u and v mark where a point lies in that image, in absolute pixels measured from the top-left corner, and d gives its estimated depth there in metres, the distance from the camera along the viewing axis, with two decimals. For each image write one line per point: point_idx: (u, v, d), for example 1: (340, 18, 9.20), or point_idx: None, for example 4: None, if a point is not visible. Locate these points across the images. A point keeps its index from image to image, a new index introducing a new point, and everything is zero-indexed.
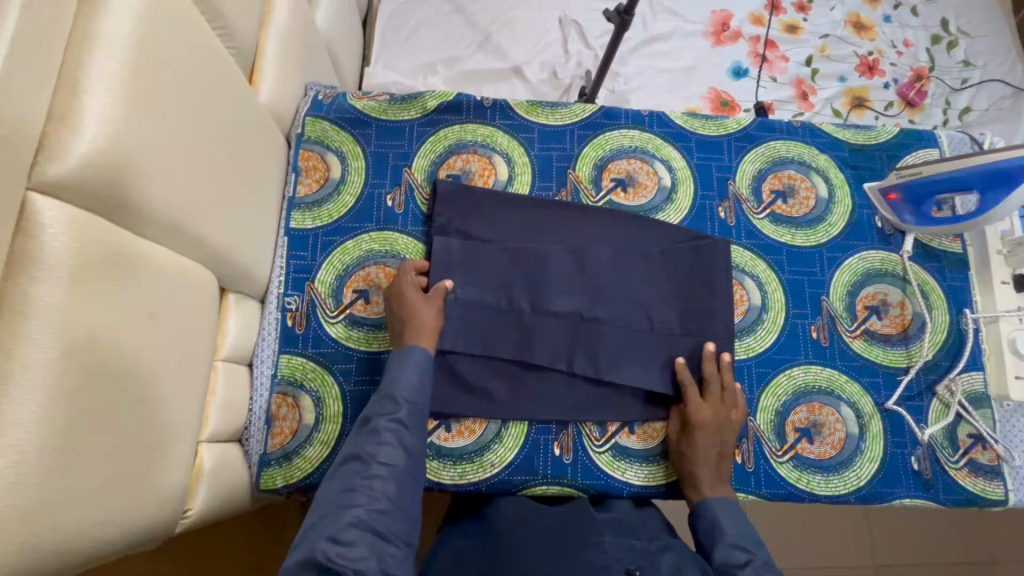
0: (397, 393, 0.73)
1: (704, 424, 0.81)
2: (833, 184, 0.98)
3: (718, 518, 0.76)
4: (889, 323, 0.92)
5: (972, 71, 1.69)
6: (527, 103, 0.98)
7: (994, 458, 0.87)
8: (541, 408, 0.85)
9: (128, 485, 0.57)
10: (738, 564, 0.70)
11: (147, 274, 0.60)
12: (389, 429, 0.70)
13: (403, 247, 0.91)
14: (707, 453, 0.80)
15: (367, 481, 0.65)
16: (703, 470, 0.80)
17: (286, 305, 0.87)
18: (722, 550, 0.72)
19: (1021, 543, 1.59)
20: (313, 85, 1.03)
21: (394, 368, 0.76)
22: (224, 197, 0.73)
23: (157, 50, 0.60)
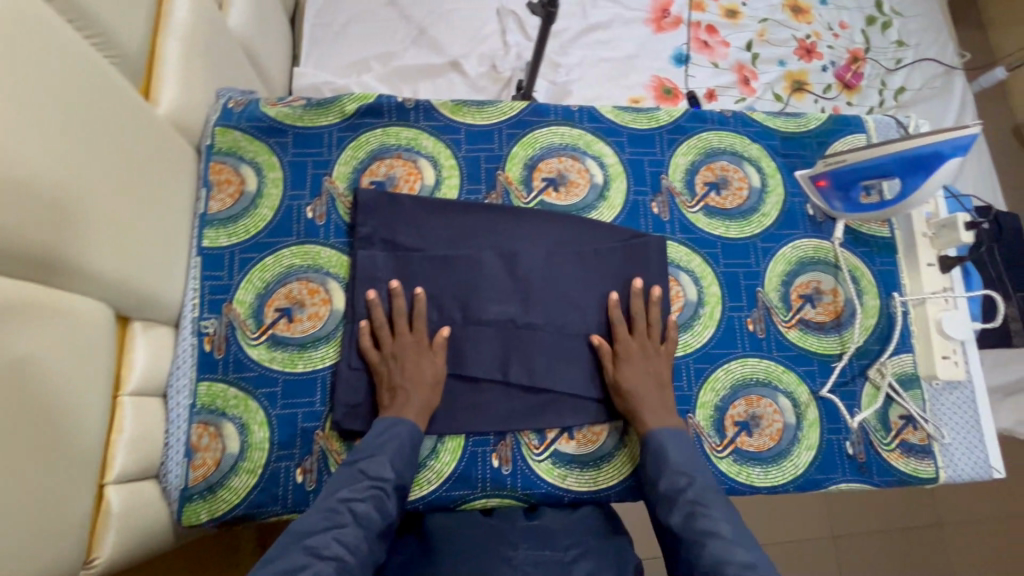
0: (391, 458, 0.73)
1: (633, 356, 0.83)
2: (765, 173, 0.98)
3: (665, 447, 0.78)
4: (823, 311, 0.93)
5: (906, 51, 1.72)
6: (452, 103, 0.95)
7: (925, 438, 0.90)
8: (477, 420, 0.83)
9: (20, 548, 0.52)
10: (682, 488, 0.74)
11: (24, 313, 0.54)
12: (374, 490, 0.70)
13: (326, 261, 0.87)
14: (641, 382, 0.82)
15: (339, 536, 0.64)
16: (643, 399, 0.81)
17: (202, 329, 0.82)
18: (667, 478, 0.75)
19: (963, 504, 1.68)
20: (226, 91, 0.95)
21: (387, 432, 0.75)
22: (119, 220, 0.68)
23: (12, 67, 0.55)
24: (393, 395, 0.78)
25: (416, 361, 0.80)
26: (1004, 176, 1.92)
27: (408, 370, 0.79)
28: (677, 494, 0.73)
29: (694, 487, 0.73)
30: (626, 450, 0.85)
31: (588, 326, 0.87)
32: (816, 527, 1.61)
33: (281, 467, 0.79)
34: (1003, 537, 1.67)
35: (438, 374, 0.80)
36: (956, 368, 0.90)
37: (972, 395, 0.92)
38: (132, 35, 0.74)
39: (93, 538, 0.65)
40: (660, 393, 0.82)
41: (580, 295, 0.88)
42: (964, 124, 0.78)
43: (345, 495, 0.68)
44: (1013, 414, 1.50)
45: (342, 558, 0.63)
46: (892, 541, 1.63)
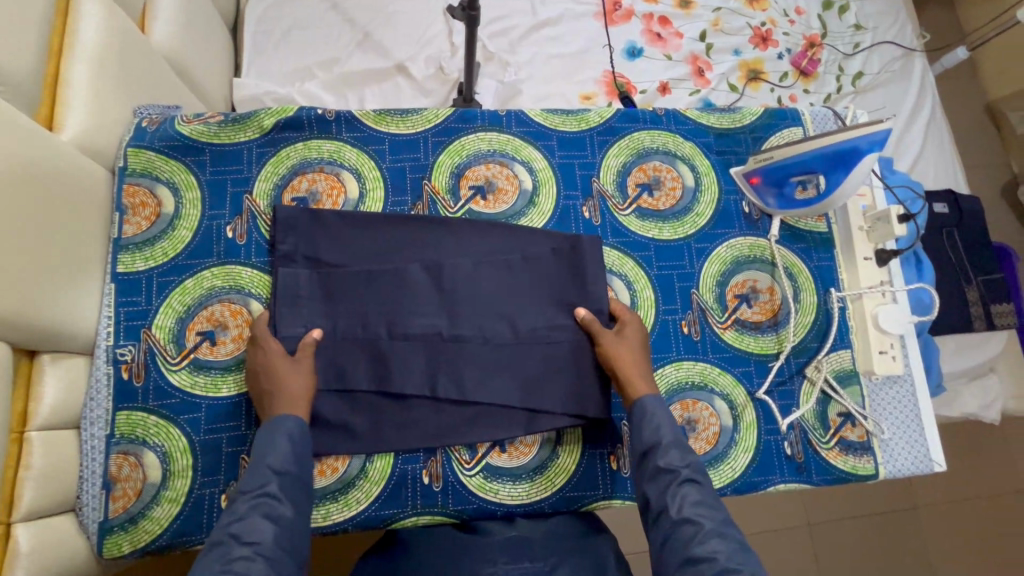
0: (265, 462, 0.68)
1: (631, 330, 0.83)
2: (698, 172, 0.96)
3: (658, 416, 0.76)
4: (759, 310, 0.92)
5: (864, 34, 1.70)
6: (375, 113, 0.93)
7: (864, 434, 0.89)
8: (405, 436, 0.81)
9: None
10: (678, 466, 0.72)
11: None
12: (255, 502, 0.65)
13: (248, 281, 0.85)
14: (636, 353, 0.81)
15: (229, 566, 0.60)
16: (633, 367, 0.80)
17: (119, 357, 0.80)
18: (664, 455, 0.72)
19: (937, 484, 1.68)
20: (144, 108, 0.95)
21: (267, 436, 0.71)
22: (22, 248, 0.66)
23: None
24: (265, 407, 0.75)
25: (278, 366, 0.76)
26: (969, 156, 1.90)
27: (274, 376, 0.75)
28: (674, 471, 0.71)
29: (689, 466, 0.72)
30: (560, 461, 0.84)
31: (524, 335, 0.85)
32: (793, 516, 1.60)
33: (205, 495, 0.78)
34: (977, 516, 1.67)
35: (304, 377, 0.77)
36: (894, 362, 0.89)
37: (912, 388, 0.91)
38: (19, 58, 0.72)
39: None
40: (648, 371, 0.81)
41: (518, 304, 0.86)
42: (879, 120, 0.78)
43: (231, 519, 0.64)
44: (978, 398, 1.49)
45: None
46: (868, 527, 1.62)
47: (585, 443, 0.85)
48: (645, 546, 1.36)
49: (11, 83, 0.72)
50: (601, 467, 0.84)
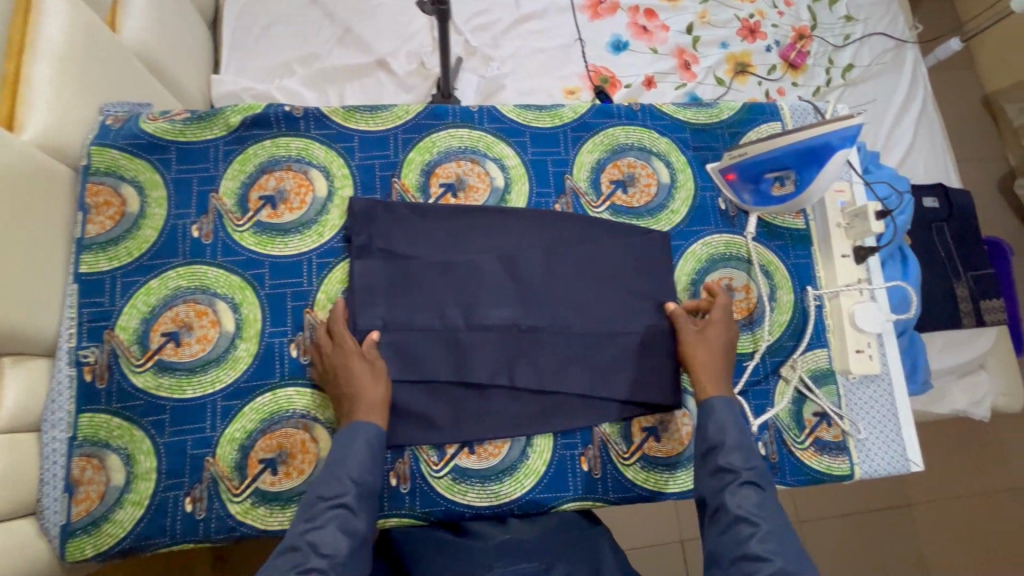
0: (344, 473, 0.70)
1: (718, 322, 0.83)
2: (674, 168, 0.94)
3: (727, 419, 0.76)
4: (734, 308, 0.90)
5: (854, 26, 1.67)
6: (344, 109, 0.91)
7: (839, 434, 0.88)
8: (488, 427, 0.82)
9: None
10: (735, 477, 0.72)
11: None
12: (334, 512, 0.68)
13: (214, 281, 0.84)
14: (720, 347, 0.81)
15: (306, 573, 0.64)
16: (713, 365, 0.80)
17: (81, 358, 0.79)
18: (722, 456, 0.73)
19: (928, 479, 1.67)
20: (112, 106, 0.93)
21: (344, 442, 0.73)
22: None
23: None
24: (342, 409, 0.76)
25: (347, 367, 0.77)
26: (962, 150, 1.87)
27: (344, 378, 0.76)
28: (734, 471, 0.72)
29: (752, 468, 0.72)
30: (530, 462, 0.83)
31: (503, 332, 0.85)
32: (784, 513, 1.59)
33: (169, 497, 0.77)
34: (967, 513, 1.66)
35: (377, 377, 0.78)
36: (871, 361, 0.88)
37: (890, 387, 0.90)
38: None
39: None
40: (728, 367, 0.81)
41: (493, 301, 0.86)
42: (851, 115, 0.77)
43: (307, 527, 0.67)
44: (967, 395, 1.47)
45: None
46: (858, 524, 1.61)
47: (556, 444, 0.84)
48: (638, 542, 1.35)
49: None
50: (571, 468, 0.83)
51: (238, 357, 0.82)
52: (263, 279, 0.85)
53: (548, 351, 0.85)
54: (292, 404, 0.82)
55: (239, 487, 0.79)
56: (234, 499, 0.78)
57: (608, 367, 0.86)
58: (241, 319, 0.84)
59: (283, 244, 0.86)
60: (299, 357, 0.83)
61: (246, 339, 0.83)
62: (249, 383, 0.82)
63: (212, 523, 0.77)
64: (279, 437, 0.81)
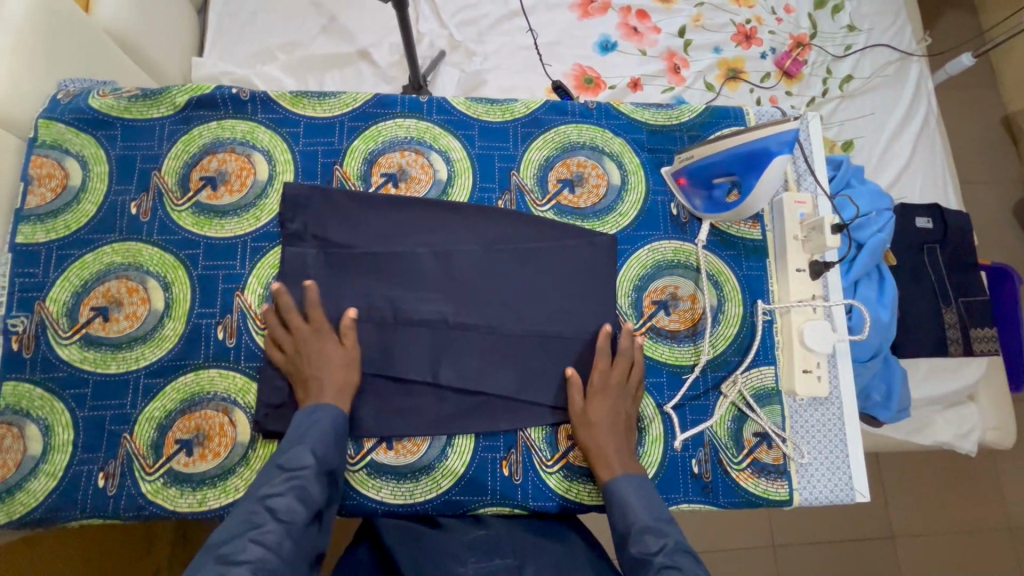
0: (312, 447, 0.70)
1: (607, 392, 0.79)
2: (626, 170, 0.91)
3: (628, 497, 0.73)
4: (677, 318, 0.87)
5: (856, 36, 1.61)
6: (292, 94, 0.91)
7: (779, 457, 0.83)
8: (406, 424, 0.80)
9: None
10: (654, 552, 0.67)
11: None
12: (293, 483, 0.67)
13: (148, 259, 0.84)
14: (607, 422, 0.78)
15: (258, 537, 0.62)
16: (612, 445, 0.77)
17: (10, 327, 0.80)
18: (636, 540, 0.69)
19: (910, 506, 1.59)
20: (71, 81, 0.94)
21: (307, 421, 0.73)
22: None
23: None
24: (320, 380, 0.76)
25: (320, 347, 0.78)
26: (973, 171, 1.78)
27: (314, 359, 0.77)
28: (647, 560, 0.67)
29: (665, 550, 0.67)
30: (448, 462, 0.81)
31: (429, 327, 0.83)
32: (757, 533, 1.52)
33: (83, 471, 0.77)
34: (956, 552, 1.56)
35: (349, 355, 0.78)
36: (819, 383, 0.83)
37: (839, 411, 0.85)
38: None
39: None
40: (625, 436, 0.78)
41: (421, 294, 0.84)
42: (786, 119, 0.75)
43: (267, 495, 0.66)
44: (953, 427, 1.39)
45: (261, 558, 0.60)
46: (845, 553, 1.53)
47: (477, 446, 0.82)
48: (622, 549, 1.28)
49: None
50: (491, 472, 0.81)
51: (165, 335, 0.82)
52: (196, 259, 0.85)
53: (477, 350, 0.83)
54: (214, 386, 0.81)
55: (153, 466, 0.78)
56: (146, 478, 0.78)
57: (533, 369, 0.83)
58: (171, 297, 0.83)
59: (219, 225, 0.86)
60: (225, 340, 0.82)
61: (174, 318, 0.83)
62: (173, 362, 0.81)
63: (121, 500, 0.77)
64: (197, 419, 0.80)
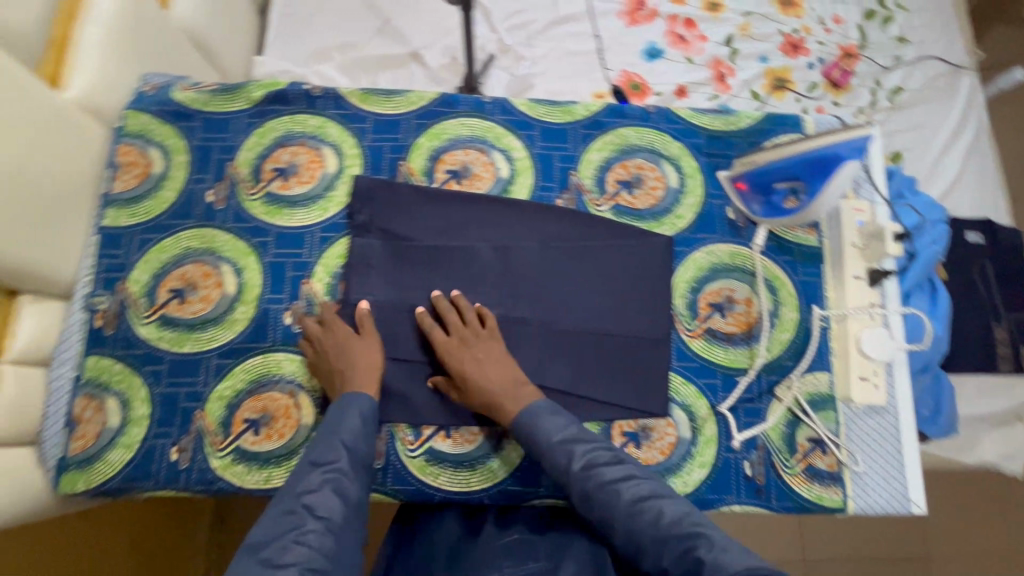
0: (338, 438, 0.72)
1: (465, 350, 0.80)
2: (684, 173, 0.93)
3: (536, 435, 0.75)
4: (733, 321, 0.88)
5: (906, 48, 1.60)
6: (361, 91, 0.94)
7: (834, 464, 0.83)
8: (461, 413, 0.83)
9: None
10: (571, 465, 0.73)
11: None
12: (327, 478, 0.69)
13: (222, 245, 0.88)
14: (481, 375, 0.79)
15: (300, 538, 0.63)
16: (500, 391, 0.78)
17: (94, 305, 0.84)
18: (555, 461, 0.74)
19: (947, 528, 1.55)
20: (153, 76, 0.99)
21: (336, 414, 0.75)
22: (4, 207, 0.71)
23: None
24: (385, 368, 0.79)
25: (340, 345, 0.80)
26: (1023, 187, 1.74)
27: (336, 356, 0.79)
28: (570, 471, 0.73)
29: (575, 458, 0.73)
30: (504, 453, 0.83)
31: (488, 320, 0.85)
32: (791, 548, 1.50)
33: (157, 444, 0.81)
34: None
35: (370, 348, 0.80)
36: (875, 391, 0.83)
37: (895, 420, 0.85)
38: (26, 21, 0.77)
39: None
40: (517, 379, 0.79)
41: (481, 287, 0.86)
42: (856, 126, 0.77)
43: (308, 493, 0.67)
44: (1000, 447, 1.35)
45: (308, 557, 0.62)
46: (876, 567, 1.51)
47: None
48: None
49: (12, 38, 0.75)
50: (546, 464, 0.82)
51: (235, 318, 0.86)
52: (267, 247, 0.88)
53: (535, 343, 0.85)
54: (280, 369, 0.84)
55: (222, 443, 0.82)
56: (216, 454, 0.81)
57: (590, 365, 0.85)
58: (242, 282, 0.87)
59: (289, 215, 0.89)
60: (292, 325, 0.86)
61: (245, 302, 0.86)
62: (243, 344, 0.85)
63: (192, 474, 0.80)
64: (265, 400, 0.83)
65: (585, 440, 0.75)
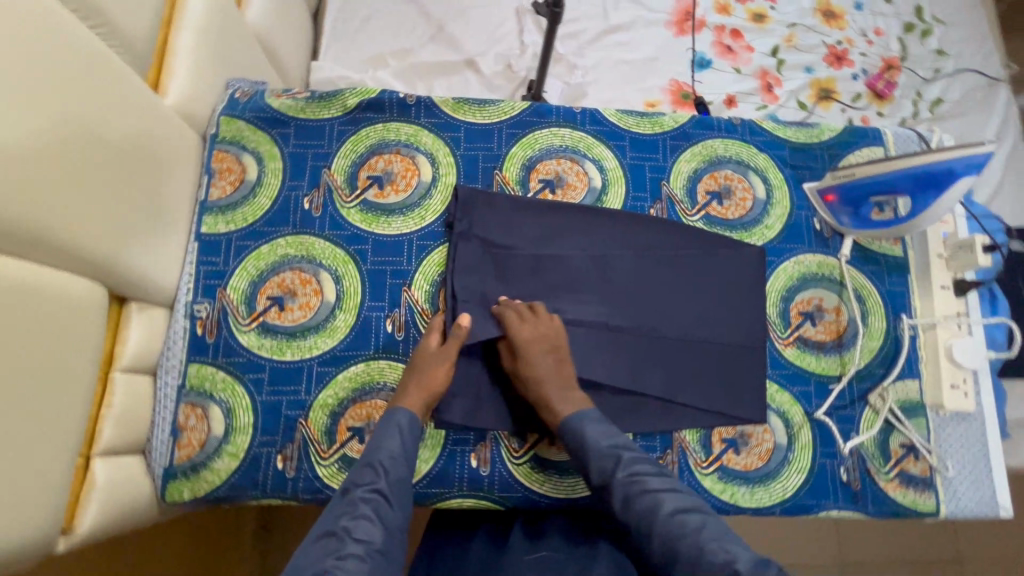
0: (377, 459, 0.69)
1: (531, 340, 0.80)
2: (771, 184, 0.95)
3: (582, 433, 0.74)
4: (824, 329, 0.90)
5: (946, 61, 1.63)
6: (454, 100, 0.95)
7: (926, 469, 0.85)
8: None
9: (15, 507, 0.57)
10: (612, 472, 0.70)
11: (36, 298, 0.59)
12: (367, 498, 0.65)
13: (320, 252, 0.88)
14: (541, 367, 0.79)
15: (340, 561, 0.58)
16: (550, 386, 0.78)
17: (195, 312, 0.84)
18: (596, 465, 0.71)
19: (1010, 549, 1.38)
20: (237, 82, 0.97)
21: (383, 430, 0.73)
22: (121, 214, 0.72)
23: (30, 66, 0.58)
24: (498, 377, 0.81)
25: (430, 353, 0.80)
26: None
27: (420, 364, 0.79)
28: (611, 479, 0.69)
29: (620, 466, 0.69)
30: None
31: (587, 328, 0.86)
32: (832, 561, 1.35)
33: (263, 453, 0.81)
34: None
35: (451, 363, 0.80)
36: (966, 399, 0.86)
37: (982, 427, 0.87)
38: (138, 27, 0.77)
39: (76, 511, 0.67)
40: (568, 387, 0.79)
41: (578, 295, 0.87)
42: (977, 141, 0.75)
43: (347, 517, 0.63)
44: None
45: None
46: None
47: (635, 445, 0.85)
48: None
49: (130, 46, 0.76)
50: None
51: (336, 326, 0.86)
52: (365, 254, 0.88)
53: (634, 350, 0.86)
54: (383, 376, 0.84)
55: (327, 451, 0.82)
56: (322, 462, 0.81)
57: (689, 373, 0.86)
58: (341, 290, 0.87)
59: (386, 223, 0.90)
60: (394, 332, 0.86)
61: (345, 310, 0.86)
62: (345, 352, 0.85)
63: (300, 482, 0.81)
64: (368, 408, 0.83)
65: (620, 448, 0.72)
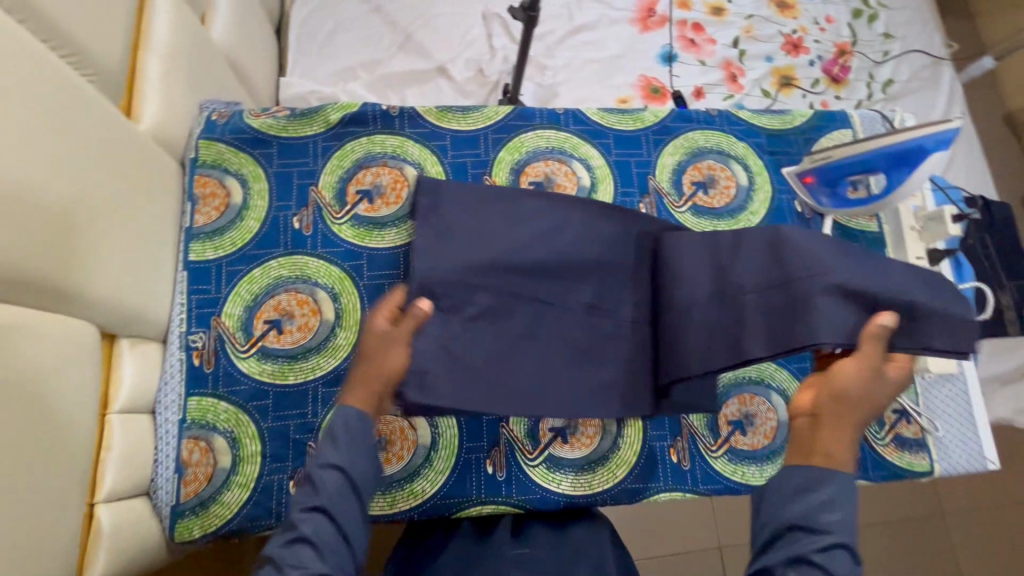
0: (316, 470, 0.62)
1: (855, 396, 0.60)
2: (752, 171, 0.98)
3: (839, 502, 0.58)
4: None
5: (893, 43, 1.72)
6: (437, 109, 0.95)
7: (919, 431, 0.90)
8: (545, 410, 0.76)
9: (26, 562, 0.54)
10: (818, 542, 0.57)
11: (31, 343, 0.57)
12: (307, 519, 0.59)
13: (314, 271, 0.86)
14: (844, 430, 0.60)
15: None
16: (836, 441, 0.60)
17: (191, 343, 0.82)
18: (815, 532, 0.57)
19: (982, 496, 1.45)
20: (210, 104, 0.94)
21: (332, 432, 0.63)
22: (111, 249, 0.69)
23: (8, 101, 0.56)
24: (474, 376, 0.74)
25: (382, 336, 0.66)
26: (1014, 163, 1.75)
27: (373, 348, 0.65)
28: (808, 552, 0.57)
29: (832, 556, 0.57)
30: (620, 452, 0.85)
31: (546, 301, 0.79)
32: None
33: (274, 480, 0.79)
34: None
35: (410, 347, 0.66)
36: (948, 361, 0.90)
37: (965, 387, 0.92)
38: (110, 55, 0.75)
39: (85, 559, 0.65)
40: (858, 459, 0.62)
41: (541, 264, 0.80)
42: (945, 119, 0.80)
43: (286, 539, 0.59)
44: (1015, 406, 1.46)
45: None
46: (902, 537, 1.40)
47: (646, 436, 0.86)
48: (669, 549, 1.31)
49: (104, 75, 0.74)
50: (661, 459, 0.85)
51: (338, 345, 0.84)
52: (361, 270, 0.87)
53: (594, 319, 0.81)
54: None
55: None
56: None
57: None
58: (340, 308, 0.86)
59: (380, 236, 0.89)
60: None
61: (345, 328, 0.85)
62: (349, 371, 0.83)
63: None
64: (378, 424, 0.82)
65: (799, 521, 0.58)
